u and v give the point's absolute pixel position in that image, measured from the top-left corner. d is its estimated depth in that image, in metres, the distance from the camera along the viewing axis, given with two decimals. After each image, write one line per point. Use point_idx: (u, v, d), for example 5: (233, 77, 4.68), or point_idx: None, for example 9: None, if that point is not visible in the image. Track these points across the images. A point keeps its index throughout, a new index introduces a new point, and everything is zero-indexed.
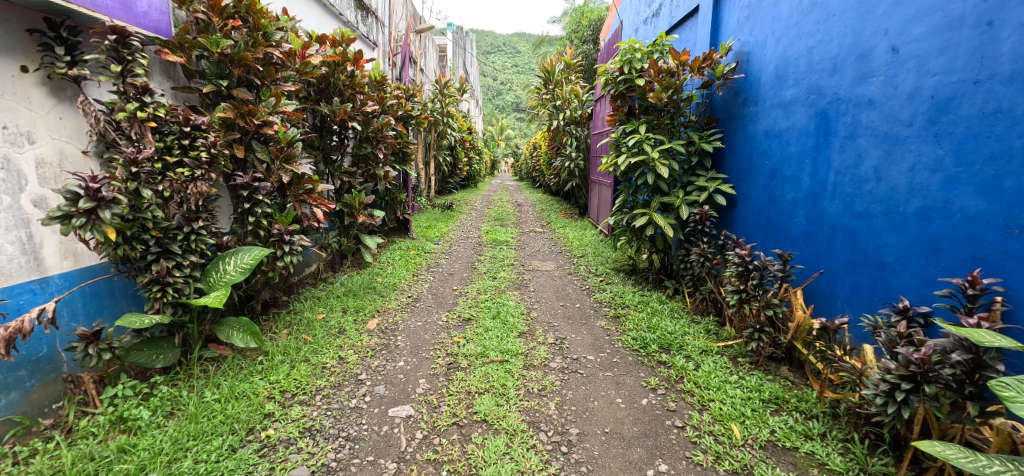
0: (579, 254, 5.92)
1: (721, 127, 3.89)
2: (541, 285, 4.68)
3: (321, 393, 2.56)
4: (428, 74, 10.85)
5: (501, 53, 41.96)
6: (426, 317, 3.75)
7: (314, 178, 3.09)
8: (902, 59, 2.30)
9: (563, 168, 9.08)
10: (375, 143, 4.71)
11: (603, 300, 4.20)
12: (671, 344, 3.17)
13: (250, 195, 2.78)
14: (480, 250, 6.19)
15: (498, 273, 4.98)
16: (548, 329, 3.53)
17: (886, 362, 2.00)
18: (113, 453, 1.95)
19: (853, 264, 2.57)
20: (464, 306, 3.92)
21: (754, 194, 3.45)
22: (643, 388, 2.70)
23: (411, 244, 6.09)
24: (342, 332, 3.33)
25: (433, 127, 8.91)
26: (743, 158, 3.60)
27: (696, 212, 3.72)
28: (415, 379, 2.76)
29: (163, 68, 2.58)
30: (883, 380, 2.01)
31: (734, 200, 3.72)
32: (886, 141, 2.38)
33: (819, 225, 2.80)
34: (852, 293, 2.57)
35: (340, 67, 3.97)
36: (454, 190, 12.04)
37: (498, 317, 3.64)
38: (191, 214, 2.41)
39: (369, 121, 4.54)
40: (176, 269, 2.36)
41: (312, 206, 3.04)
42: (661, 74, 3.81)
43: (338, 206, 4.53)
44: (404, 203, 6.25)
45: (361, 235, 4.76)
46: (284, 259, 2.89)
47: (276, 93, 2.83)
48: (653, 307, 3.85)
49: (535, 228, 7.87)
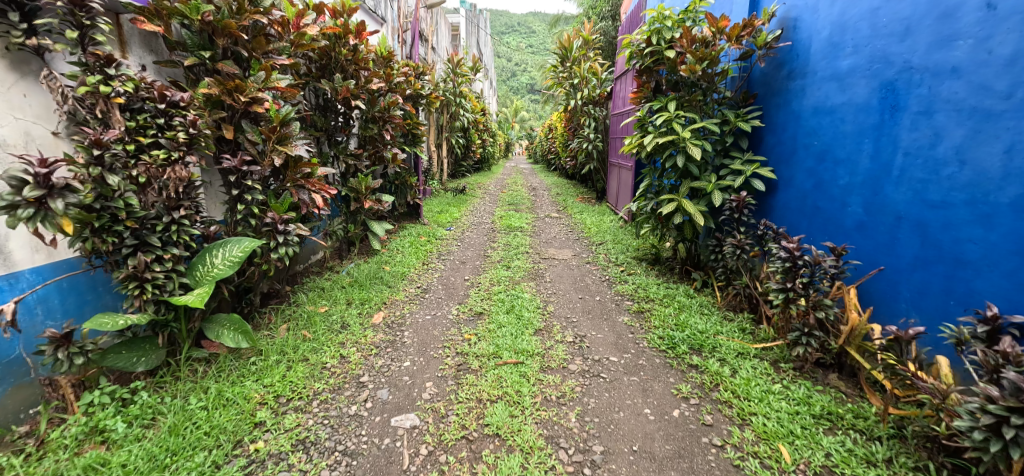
0: (597, 242, 5.64)
1: (760, 104, 3.52)
2: (558, 276, 4.42)
3: (318, 398, 2.34)
4: (439, 53, 10.52)
5: (515, 33, 41.20)
6: (435, 310, 3.52)
7: (314, 161, 2.82)
8: (1000, 17, 1.95)
9: (580, 151, 8.72)
10: (382, 125, 4.43)
11: (626, 294, 3.93)
12: (703, 346, 2.91)
13: (240, 180, 2.52)
14: (493, 237, 5.93)
15: (513, 262, 4.73)
16: (566, 325, 3.28)
17: (988, 389, 1.68)
18: (81, 472, 1.74)
19: (922, 261, 2.23)
20: (476, 298, 3.68)
21: (798, 178, 3.10)
22: (674, 397, 2.43)
23: (422, 230, 5.86)
24: (345, 327, 3.11)
25: (446, 108, 8.66)
26: (785, 138, 3.24)
27: (732, 199, 3.34)
28: (421, 382, 2.53)
29: (144, 38, 2.36)
30: (983, 410, 1.69)
31: (774, 185, 3.36)
32: (973, 118, 2.04)
33: (879, 215, 2.45)
34: (919, 295, 2.24)
35: (340, 40, 3.66)
36: (467, 173, 11.77)
37: (512, 312, 3.38)
38: (172, 202, 2.14)
39: (374, 100, 4.26)
40: (156, 263, 2.11)
41: (315, 194, 2.78)
42: (694, 44, 3.44)
43: (343, 191, 4.29)
44: (414, 188, 6.03)
45: (369, 221, 4.59)
46: (279, 250, 2.62)
47: (266, 66, 2.53)
48: (681, 304, 3.56)
49: (551, 213, 7.59)
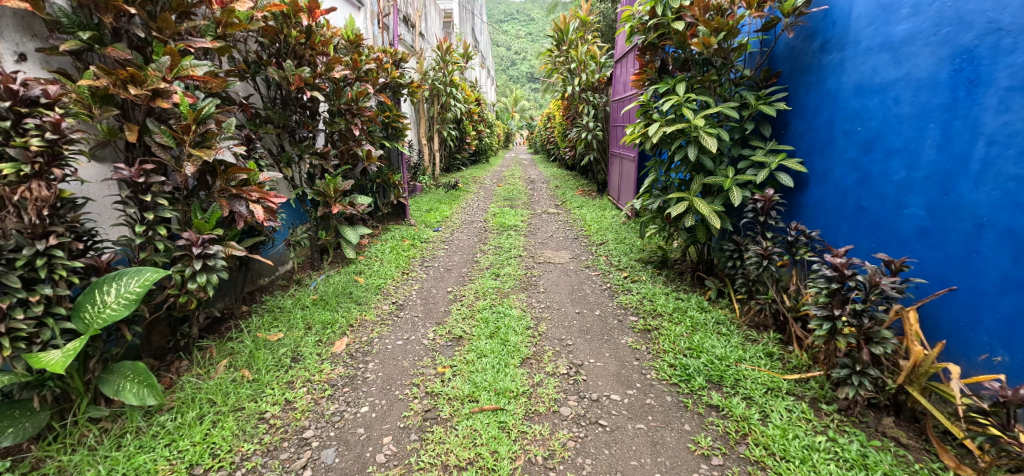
0: (598, 242, 5.14)
1: (787, 83, 3.03)
2: (553, 284, 3.94)
3: (245, 465, 1.89)
4: (428, 40, 9.95)
5: (514, 20, 40.29)
6: (408, 334, 3.03)
7: (251, 166, 2.36)
8: None
9: (579, 141, 8.16)
10: (350, 119, 3.91)
11: (630, 307, 3.43)
12: (723, 378, 2.44)
13: (139, 195, 2.03)
14: (484, 238, 5.43)
15: (503, 269, 4.22)
16: (559, 351, 2.80)
17: None
18: None
19: (1014, 279, 1.82)
20: (456, 317, 3.18)
21: (836, 171, 2.65)
22: (691, 454, 1.97)
23: (406, 232, 5.37)
24: (297, 359, 2.62)
25: (435, 98, 8.15)
26: (819, 124, 2.78)
27: (758, 199, 2.80)
28: (378, 437, 2.06)
29: (18, 19, 1.83)
30: None
31: (803, 180, 2.89)
32: None
33: (950, 220, 2.01)
34: (1011, 326, 1.83)
35: (290, 20, 3.14)
36: (463, 166, 11.25)
37: (496, 336, 2.89)
38: (37, 229, 1.67)
39: (340, 90, 3.74)
40: (18, 310, 1.65)
41: (252, 205, 2.33)
42: (707, 13, 2.92)
43: (309, 194, 3.80)
44: (398, 186, 5.54)
45: (341, 227, 4.12)
46: (197, 280, 2.07)
47: (173, 49, 1.99)
48: (695, 321, 3.06)
49: (549, 209, 7.06)
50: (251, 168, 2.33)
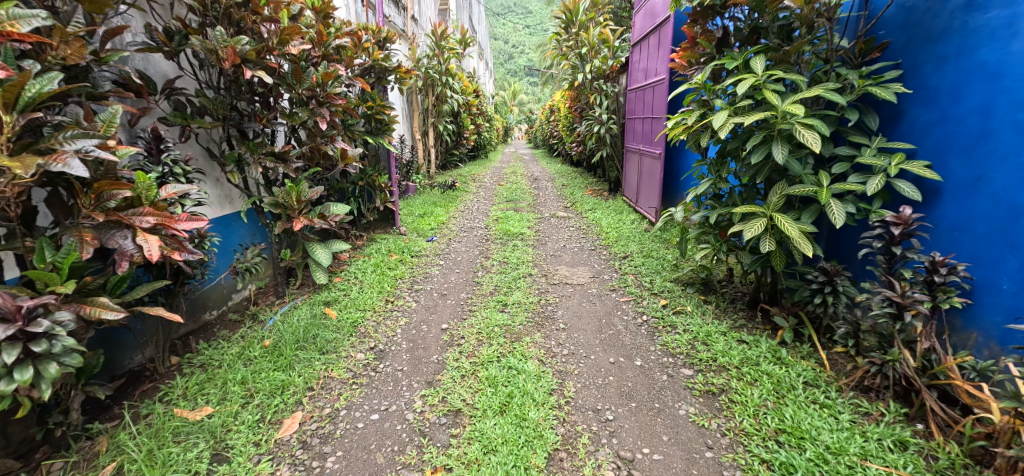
0: (620, 255, 4.35)
1: (904, 57, 2.22)
2: (575, 316, 3.14)
3: None
4: (422, 23, 9.03)
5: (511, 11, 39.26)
6: (389, 400, 2.24)
7: (138, 176, 1.62)
8: None
9: (589, 135, 7.31)
10: (316, 108, 3.04)
11: (680, 354, 2.63)
12: None
13: None
14: (485, 250, 4.62)
15: (511, 294, 3.42)
16: (597, 431, 2.02)
17: None
18: None
19: None
20: (454, 374, 2.39)
21: (997, 178, 1.86)
22: None
23: (395, 242, 4.56)
24: (226, 458, 1.84)
25: (431, 88, 7.30)
26: (961, 111, 1.99)
27: (888, 218, 1.98)
28: None
29: None
30: None
31: (933, 190, 2.08)
32: None
33: None
34: None
35: None
36: (460, 163, 10.43)
37: (507, 408, 2.10)
38: None
39: (300, 71, 2.86)
40: None
41: (140, 236, 1.60)
42: None
43: (266, 206, 2.98)
44: (385, 189, 4.71)
45: (310, 245, 3.30)
46: (18, 378, 1.35)
47: None
48: (777, 382, 2.26)
49: (557, 212, 6.25)
50: (138, 183, 1.62)
